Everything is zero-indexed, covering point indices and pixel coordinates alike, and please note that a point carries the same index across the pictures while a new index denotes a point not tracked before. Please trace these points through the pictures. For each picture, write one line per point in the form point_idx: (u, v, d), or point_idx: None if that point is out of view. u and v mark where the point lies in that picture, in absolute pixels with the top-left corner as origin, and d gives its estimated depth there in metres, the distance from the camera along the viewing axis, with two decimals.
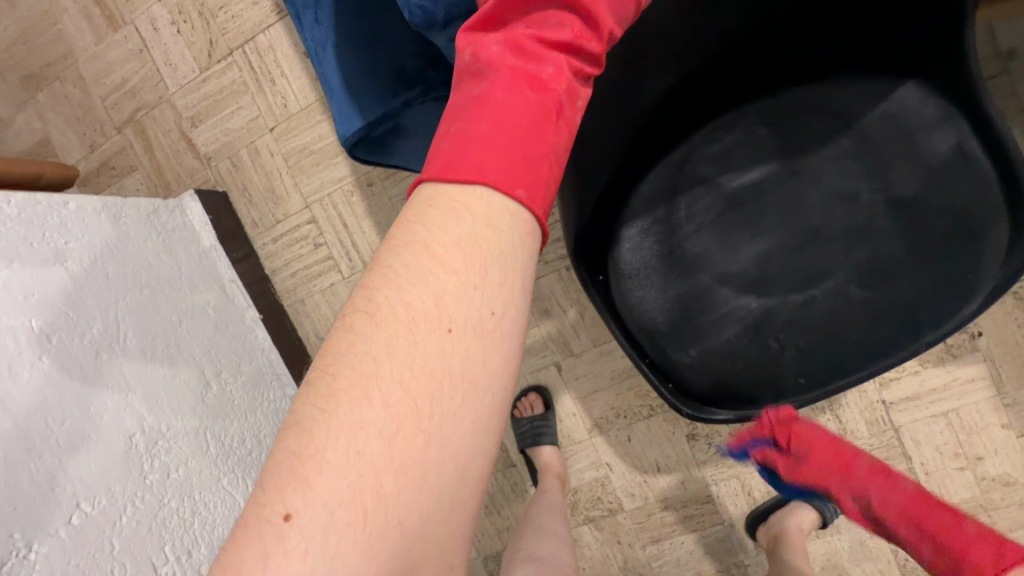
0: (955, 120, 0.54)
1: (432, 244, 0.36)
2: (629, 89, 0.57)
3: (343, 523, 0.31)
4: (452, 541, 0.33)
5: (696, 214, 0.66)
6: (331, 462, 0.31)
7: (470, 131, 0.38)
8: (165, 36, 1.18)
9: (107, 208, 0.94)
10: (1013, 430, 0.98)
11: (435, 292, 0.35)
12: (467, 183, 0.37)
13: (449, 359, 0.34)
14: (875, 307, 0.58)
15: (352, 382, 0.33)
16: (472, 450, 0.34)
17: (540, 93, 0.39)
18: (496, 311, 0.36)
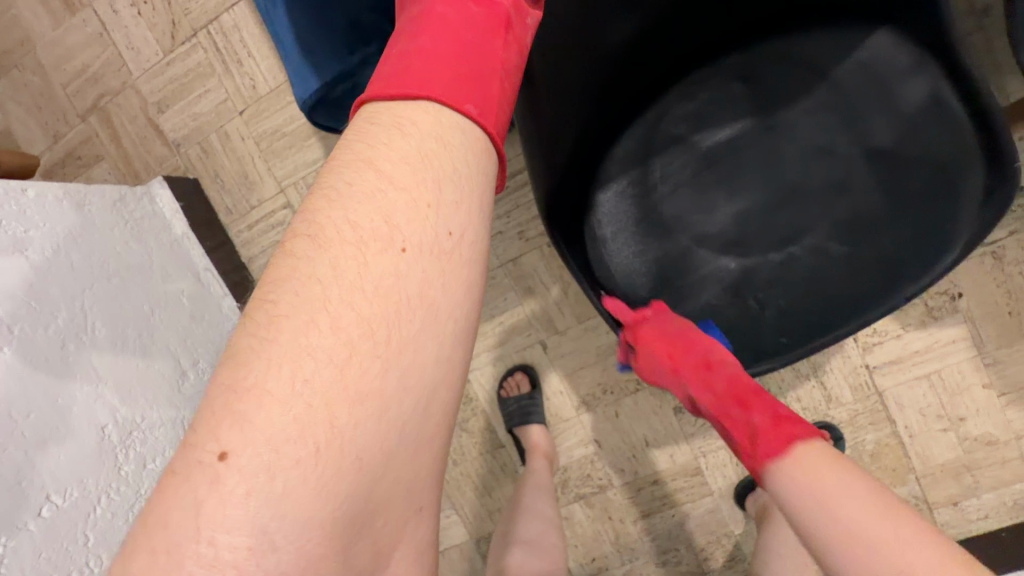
0: (930, 68, 0.52)
1: (378, 160, 0.35)
2: (590, 36, 0.52)
3: (292, 460, 0.29)
4: (417, 477, 0.33)
5: (672, 174, 0.62)
6: (273, 393, 0.30)
7: (416, 46, 0.38)
8: (125, 18, 1.14)
9: (70, 195, 0.90)
10: (993, 389, 0.99)
11: (385, 211, 0.34)
12: (413, 97, 0.36)
13: (404, 279, 0.33)
14: (854, 262, 0.58)
15: (296, 310, 0.32)
16: (435, 380, 0.33)
17: (484, 11, 0.40)
18: (452, 231, 0.35)
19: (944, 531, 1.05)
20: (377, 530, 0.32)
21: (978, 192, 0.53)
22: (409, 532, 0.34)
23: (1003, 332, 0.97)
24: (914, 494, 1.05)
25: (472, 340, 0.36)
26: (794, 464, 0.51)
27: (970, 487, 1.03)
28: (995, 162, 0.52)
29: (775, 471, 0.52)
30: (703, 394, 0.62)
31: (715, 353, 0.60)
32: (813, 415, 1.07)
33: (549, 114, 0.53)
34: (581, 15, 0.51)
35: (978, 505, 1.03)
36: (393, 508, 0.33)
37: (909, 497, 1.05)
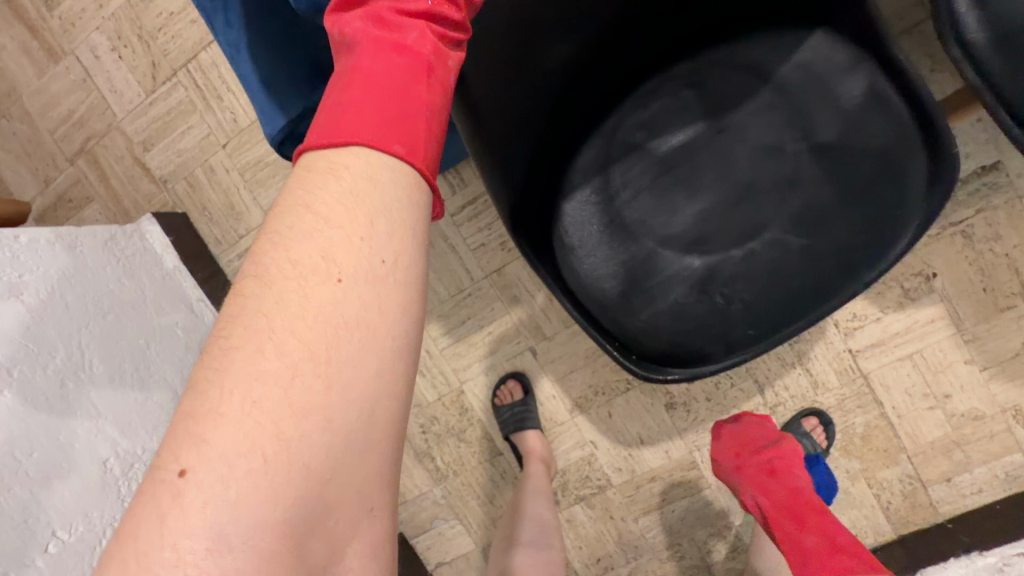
0: (866, 65, 0.56)
1: (315, 204, 0.36)
2: (531, 61, 0.54)
3: (244, 470, 0.31)
4: (367, 479, 0.34)
5: (631, 180, 0.64)
6: (226, 415, 0.31)
7: (343, 98, 0.39)
8: (107, 63, 1.17)
9: (61, 238, 0.93)
10: (975, 364, 1.01)
11: (323, 246, 0.35)
12: (344, 145, 0.38)
13: (341, 305, 0.34)
14: (812, 253, 0.61)
15: (243, 340, 0.33)
16: (379, 390, 0.34)
17: (405, 58, 0.40)
18: (387, 259, 0.36)
19: (940, 508, 1.06)
20: (330, 528, 0.33)
21: (921, 180, 0.57)
22: (364, 530, 0.35)
23: (980, 309, 0.99)
24: (907, 474, 1.07)
25: (418, 350, 0.37)
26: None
27: (962, 463, 1.04)
28: (934, 150, 0.55)
29: (891, 564, 0.70)
30: (767, 500, 0.84)
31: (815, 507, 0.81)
32: (801, 402, 1.09)
33: (499, 128, 0.55)
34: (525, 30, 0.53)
35: (971, 480, 1.04)
36: (345, 508, 0.34)
37: (902, 477, 1.07)
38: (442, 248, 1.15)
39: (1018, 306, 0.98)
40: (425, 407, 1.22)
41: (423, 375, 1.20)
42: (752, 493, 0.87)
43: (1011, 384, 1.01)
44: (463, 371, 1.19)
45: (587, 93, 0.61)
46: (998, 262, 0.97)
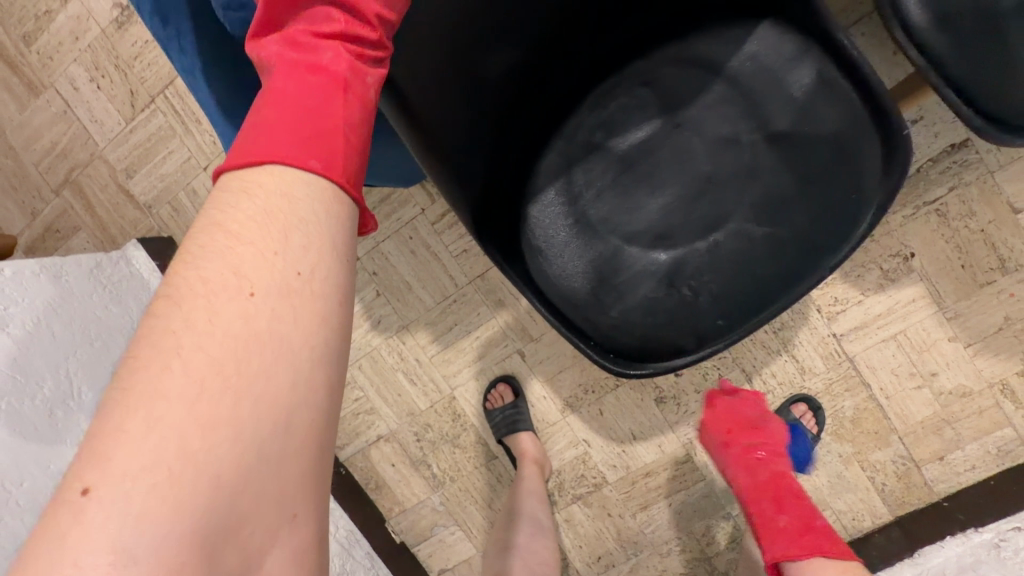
0: (812, 54, 0.57)
1: (227, 222, 0.35)
2: (470, 68, 0.52)
3: (147, 484, 0.29)
4: (286, 488, 0.33)
5: (594, 180, 0.65)
6: (128, 432, 0.30)
7: (256, 119, 0.38)
8: (86, 93, 1.19)
9: (46, 269, 0.94)
10: (960, 342, 1.01)
11: (233, 264, 0.34)
12: (257, 164, 0.36)
13: (253, 320, 0.33)
14: (777, 241, 0.61)
15: (150, 359, 0.32)
16: (296, 399, 0.33)
17: (319, 76, 0.39)
18: (303, 271, 0.35)
19: (935, 487, 1.06)
20: (246, 537, 0.31)
21: (877, 163, 0.58)
22: (283, 541, 0.33)
23: (959, 286, 1.00)
24: (900, 454, 1.07)
25: (344, 359, 0.36)
26: (831, 563, 0.80)
27: (954, 440, 1.04)
28: (883, 125, 0.56)
29: (812, 563, 0.80)
30: (745, 479, 0.95)
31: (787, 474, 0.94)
32: (789, 388, 1.09)
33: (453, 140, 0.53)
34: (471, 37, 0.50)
35: (964, 458, 1.04)
36: (260, 518, 0.32)
37: (895, 458, 1.07)
38: (424, 256, 1.16)
39: (997, 281, 0.98)
40: (418, 415, 1.22)
41: (413, 383, 1.21)
42: (733, 471, 0.97)
43: (996, 359, 1.01)
44: (453, 377, 1.20)
45: (537, 97, 0.62)
46: (974, 239, 0.98)
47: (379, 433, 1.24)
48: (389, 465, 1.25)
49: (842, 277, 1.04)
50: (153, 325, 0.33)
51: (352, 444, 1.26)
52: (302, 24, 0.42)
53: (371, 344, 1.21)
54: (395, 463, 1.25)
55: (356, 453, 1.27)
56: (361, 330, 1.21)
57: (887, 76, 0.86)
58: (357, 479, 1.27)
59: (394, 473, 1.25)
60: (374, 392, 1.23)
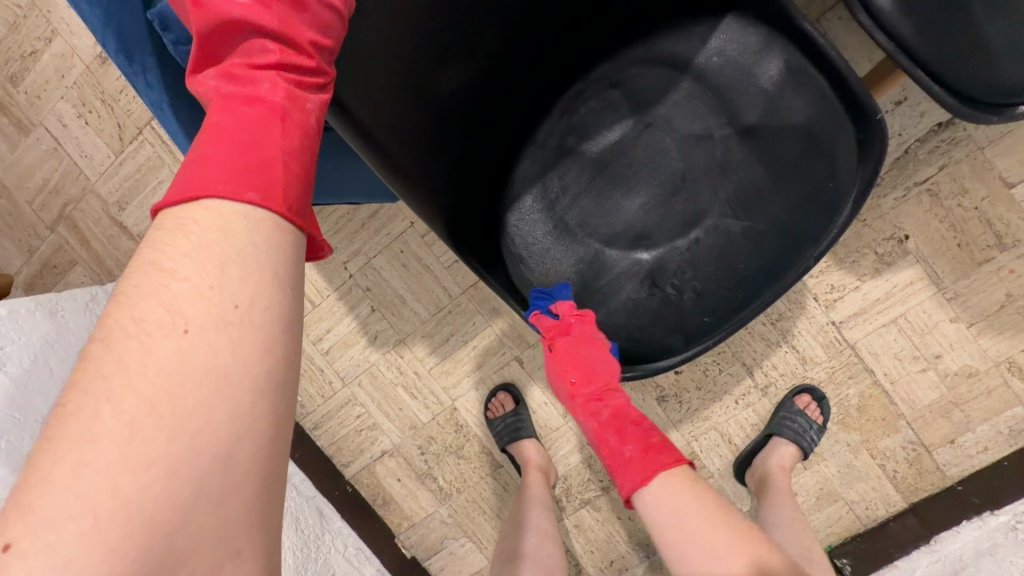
0: (778, 44, 0.56)
1: (165, 261, 0.35)
2: (425, 83, 0.50)
3: (75, 530, 0.29)
4: (229, 524, 0.33)
5: (569, 185, 0.65)
6: (54, 481, 0.29)
7: (192, 155, 0.38)
8: (74, 129, 1.21)
9: (41, 305, 0.96)
10: (962, 322, 1.00)
11: (167, 302, 0.34)
12: (194, 200, 0.36)
13: (188, 357, 0.33)
14: (756, 235, 0.61)
15: (82, 404, 0.31)
16: (233, 433, 0.33)
17: (256, 107, 0.40)
18: (240, 303, 0.35)
19: (947, 472, 1.04)
20: None
21: (850, 155, 0.57)
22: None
23: (957, 265, 0.98)
24: (909, 440, 1.05)
25: (291, 385, 0.36)
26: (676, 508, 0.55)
27: (963, 423, 1.02)
28: (858, 117, 0.55)
29: (649, 497, 0.56)
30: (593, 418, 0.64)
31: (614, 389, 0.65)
32: (792, 379, 1.08)
33: (421, 155, 0.52)
34: (427, 48, 0.49)
35: (975, 440, 1.02)
36: (200, 555, 0.32)
37: (904, 444, 1.05)
38: (416, 269, 1.15)
39: (995, 258, 0.97)
40: (420, 428, 1.22)
41: (414, 397, 1.20)
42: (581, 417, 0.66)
43: (1000, 338, 0.99)
44: (452, 389, 1.20)
45: (503, 106, 0.61)
46: (969, 217, 0.96)
47: (383, 448, 1.24)
48: (394, 480, 1.25)
49: (837, 265, 1.02)
50: (86, 369, 0.32)
51: (356, 462, 1.26)
52: (237, 56, 0.42)
53: (369, 359, 1.21)
54: (400, 478, 1.24)
55: (361, 470, 1.26)
56: (358, 346, 1.21)
57: (867, 59, 0.85)
58: (363, 496, 1.27)
59: (400, 488, 1.25)
60: (375, 408, 1.22)
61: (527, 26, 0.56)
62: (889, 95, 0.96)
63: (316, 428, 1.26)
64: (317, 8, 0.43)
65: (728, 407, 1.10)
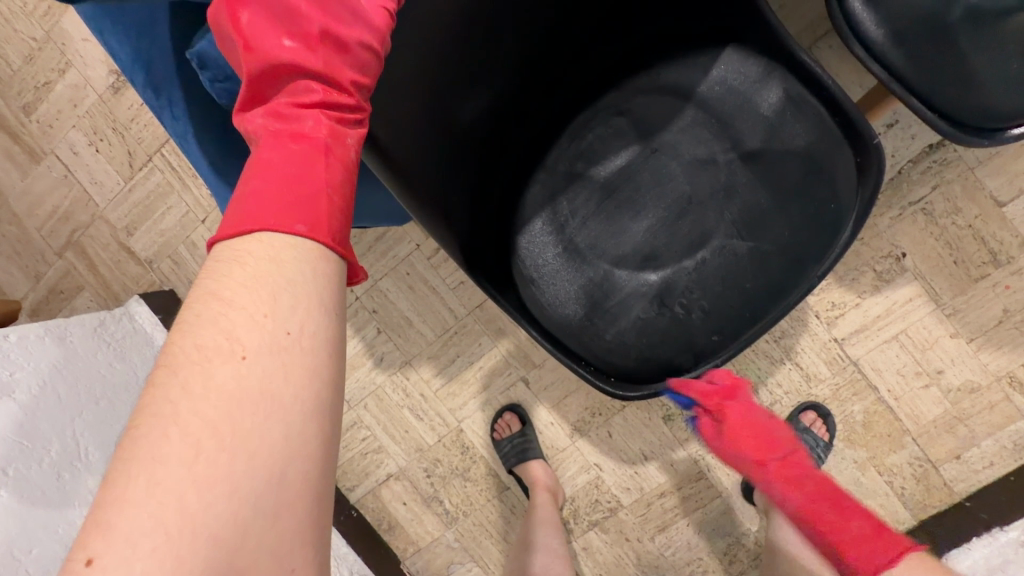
0: (776, 73, 0.59)
1: (221, 289, 0.36)
2: (445, 115, 0.53)
3: (147, 548, 0.30)
4: (284, 542, 0.33)
5: (578, 209, 0.67)
6: (129, 499, 0.31)
7: (244, 189, 0.39)
8: (86, 157, 1.23)
9: (51, 331, 0.96)
10: (962, 337, 1.01)
11: (226, 329, 0.35)
12: (247, 232, 0.38)
13: (246, 381, 0.34)
14: (761, 255, 0.62)
15: (150, 427, 0.32)
16: (288, 454, 0.34)
17: (302, 144, 0.42)
18: (292, 329, 0.36)
19: (955, 487, 1.04)
20: None
21: (852, 179, 0.59)
22: None
23: (954, 282, 1.00)
24: (916, 456, 1.05)
25: (339, 407, 0.37)
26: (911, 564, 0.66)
27: (969, 438, 1.03)
28: (857, 142, 0.58)
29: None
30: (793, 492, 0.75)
31: (797, 456, 0.78)
32: (797, 397, 1.08)
33: (438, 182, 0.54)
34: (448, 82, 0.52)
35: (981, 455, 1.03)
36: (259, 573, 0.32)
37: (911, 460, 1.05)
38: (422, 291, 1.17)
39: (991, 274, 0.99)
40: (427, 451, 1.21)
41: (420, 419, 1.20)
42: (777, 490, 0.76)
43: (1000, 352, 1.01)
44: (459, 410, 1.20)
45: (516, 136, 0.63)
46: (964, 235, 0.99)
47: (389, 471, 1.23)
48: (400, 504, 1.23)
49: (837, 282, 1.04)
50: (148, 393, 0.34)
51: (362, 485, 1.25)
52: (284, 96, 0.44)
53: (375, 382, 1.21)
54: (406, 501, 1.23)
55: (366, 494, 1.25)
56: (364, 369, 1.21)
57: (858, 86, 0.89)
58: (369, 521, 1.25)
59: (406, 512, 1.23)
60: (381, 430, 1.22)
61: (539, 60, 0.59)
62: (881, 118, 1.00)
63: None
64: (358, 51, 0.46)
65: None
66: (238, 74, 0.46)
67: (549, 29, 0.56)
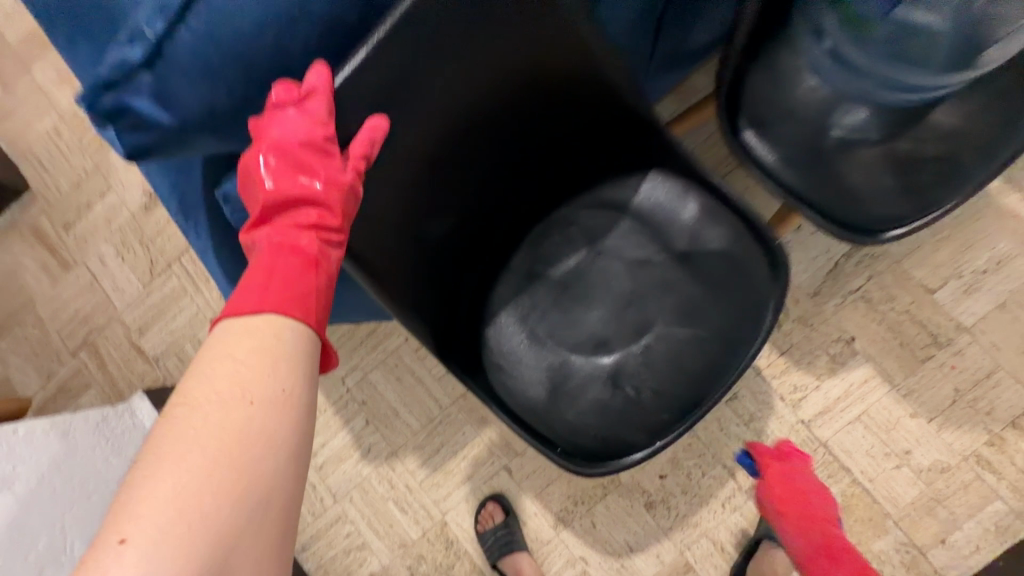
0: (694, 191, 0.72)
1: (233, 349, 0.47)
2: (418, 232, 0.64)
3: (168, 538, 0.38)
4: (266, 545, 0.43)
5: (538, 303, 0.76)
6: (155, 500, 0.40)
7: (250, 285, 0.51)
8: (112, 266, 1.37)
9: (56, 426, 1.02)
10: (921, 417, 1.06)
11: (239, 379, 0.46)
12: (252, 314, 0.49)
13: (253, 420, 0.44)
14: (699, 338, 0.71)
15: (174, 446, 0.42)
16: (278, 476, 0.44)
17: (298, 256, 0.54)
18: (289, 384, 0.47)
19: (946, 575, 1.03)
20: None
21: (765, 275, 0.71)
22: None
23: (904, 363, 1.07)
24: (901, 542, 1.05)
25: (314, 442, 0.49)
26: None
27: (949, 520, 1.04)
28: (765, 245, 0.70)
29: None
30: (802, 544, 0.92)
31: (821, 520, 0.94)
32: None
33: (410, 285, 0.65)
34: (418, 206, 0.62)
35: (964, 538, 1.03)
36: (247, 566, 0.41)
37: (897, 546, 1.05)
38: (409, 382, 1.24)
39: (935, 355, 1.07)
40: (411, 547, 1.20)
41: (404, 512, 1.21)
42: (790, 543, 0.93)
43: (961, 431, 1.05)
44: (443, 501, 1.20)
45: (485, 246, 0.75)
46: (903, 319, 1.08)
47: (371, 570, 1.21)
48: None
49: (796, 366, 1.10)
50: (174, 423, 0.43)
51: None
52: (286, 218, 0.56)
53: (361, 474, 1.23)
54: None
55: None
56: (351, 461, 1.24)
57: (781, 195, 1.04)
58: None
59: None
60: (365, 525, 1.22)
61: (501, 184, 0.70)
62: None
63: (304, 550, 1.23)
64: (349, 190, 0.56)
65: (716, 511, 1.11)
66: (250, 197, 0.58)
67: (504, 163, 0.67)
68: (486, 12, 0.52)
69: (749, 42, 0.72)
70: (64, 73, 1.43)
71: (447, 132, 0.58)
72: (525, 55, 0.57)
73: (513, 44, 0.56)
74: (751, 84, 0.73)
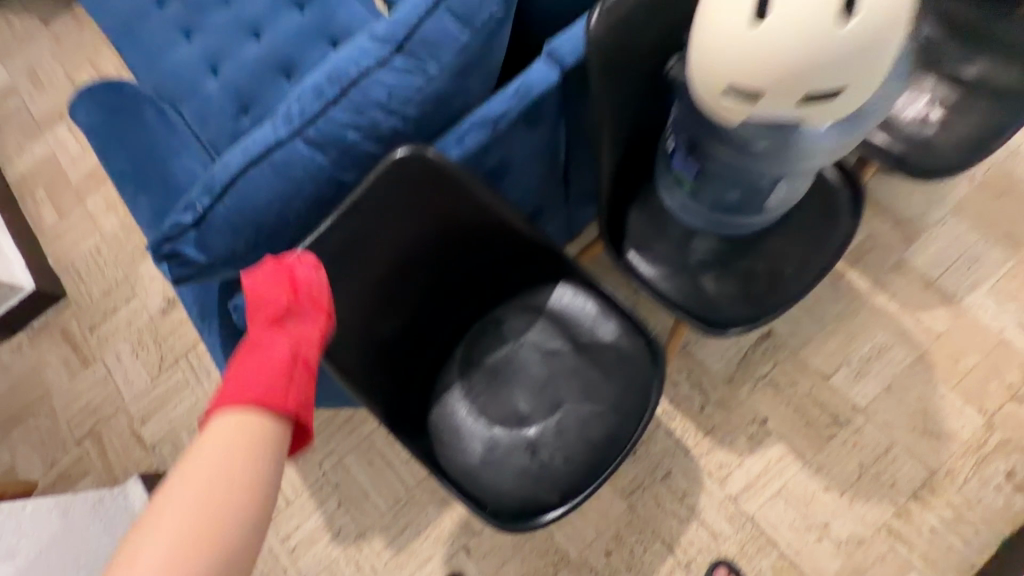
0: (591, 296, 0.92)
1: (229, 424, 0.63)
2: (372, 336, 0.82)
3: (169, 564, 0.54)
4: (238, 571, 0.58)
5: (473, 387, 0.93)
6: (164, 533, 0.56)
7: (243, 389, 0.66)
8: (126, 361, 1.56)
9: (59, 505, 1.16)
10: (833, 491, 1.19)
11: (230, 448, 0.61)
12: (246, 410, 0.64)
13: (238, 479, 0.60)
14: (599, 414, 0.89)
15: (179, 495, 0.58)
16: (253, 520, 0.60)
17: (285, 369, 0.68)
18: (268, 456, 0.62)
19: None
20: None
21: (649, 362, 0.89)
22: None
23: (812, 441, 1.22)
24: None
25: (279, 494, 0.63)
26: None
27: None
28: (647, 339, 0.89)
29: None
30: None
31: None
32: (708, 555, 1.19)
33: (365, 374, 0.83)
34: (371, 317, 0.81)
35: None
36: None
37: None
38: (380, 465, 1.37)
39: (838, 433, 1.22)
40: None
41: None
42: None
43: (870, 504, 1.17)
44: None
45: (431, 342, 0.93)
46: (807, 401, 1.25)
47: None
48: None
49: (719, 445, 1.25)
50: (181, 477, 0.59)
51: None
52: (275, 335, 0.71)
53: (331, 555, 1.31)
54: None
55: None
56: (322, 542, 1.33)
57: None
58: None
59: None
60: None
61: (439, 295, 0.88)
62: None
63: None
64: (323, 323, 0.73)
65: None
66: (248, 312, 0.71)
67: (440, 281, 0.86)
68: (421, 185, 0.73)
69: (625, 189, 0.96)
70: (110, 201, 1.74)
71: (392, 265, 0.78)
72: (448, 211, 0.77)
73: (440, 206, 0.77)
74: (630, 221, 0.96)
